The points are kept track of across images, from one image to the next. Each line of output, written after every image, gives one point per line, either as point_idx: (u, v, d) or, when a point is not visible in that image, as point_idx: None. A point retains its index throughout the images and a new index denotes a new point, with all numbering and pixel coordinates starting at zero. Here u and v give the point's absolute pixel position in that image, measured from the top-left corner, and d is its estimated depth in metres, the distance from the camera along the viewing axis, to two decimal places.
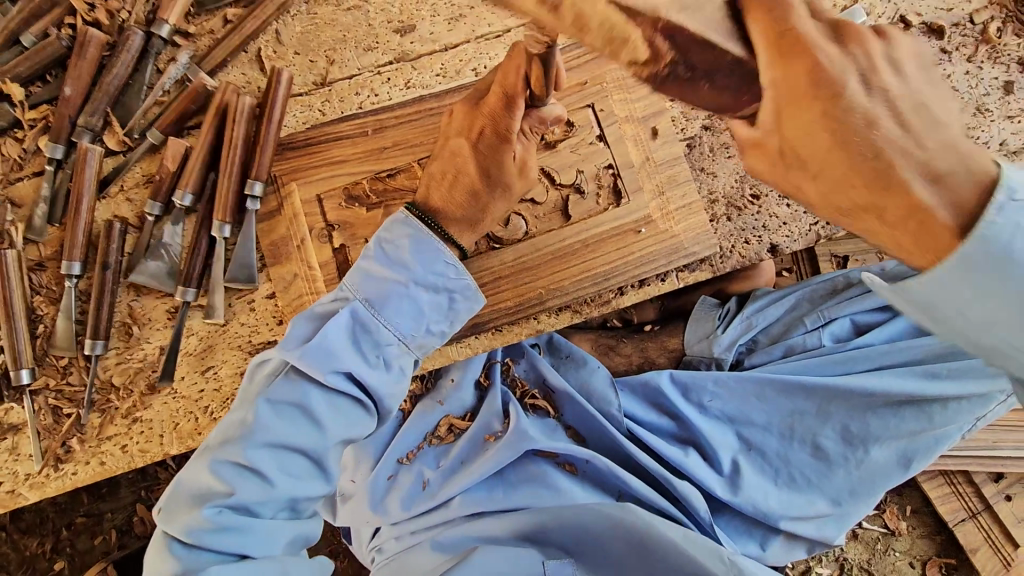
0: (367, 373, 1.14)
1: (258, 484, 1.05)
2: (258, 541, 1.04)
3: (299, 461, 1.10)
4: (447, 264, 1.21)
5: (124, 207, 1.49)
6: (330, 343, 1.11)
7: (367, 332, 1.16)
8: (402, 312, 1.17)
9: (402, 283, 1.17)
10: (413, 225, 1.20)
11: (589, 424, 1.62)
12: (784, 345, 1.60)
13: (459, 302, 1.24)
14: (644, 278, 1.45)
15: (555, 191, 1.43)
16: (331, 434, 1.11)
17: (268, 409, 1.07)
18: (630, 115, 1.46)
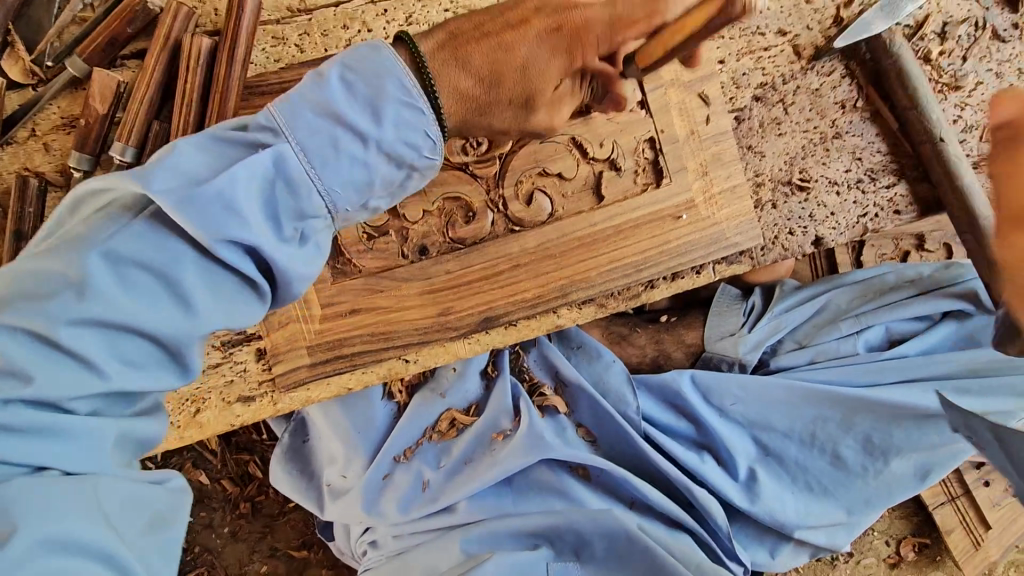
0: (274, 250, 0.75)
1: (76, 372, 0.69)
2: (74, 449, 0.71)
3: (140, 346, 0.72)
4: (425, 135, 0.81)
5: (38, 157, 1.16)
6: (228, 193, 0.71)
7: (290, 190, 0.76)
8: (348, 177, 0.79)
9: (358, 142, 0.78)
10: (393, 66, 0.79)
11: (604, 426, 1.51)
12: (812, 351, 1.54)
13: (413, 181, 0.86)
14: (677, 271, 1.28)
15: (585, 165, 1.22)
16: (204, 318, 0.73)
17: (98, 268, 0.68)
18: (676, 78, 1.24)
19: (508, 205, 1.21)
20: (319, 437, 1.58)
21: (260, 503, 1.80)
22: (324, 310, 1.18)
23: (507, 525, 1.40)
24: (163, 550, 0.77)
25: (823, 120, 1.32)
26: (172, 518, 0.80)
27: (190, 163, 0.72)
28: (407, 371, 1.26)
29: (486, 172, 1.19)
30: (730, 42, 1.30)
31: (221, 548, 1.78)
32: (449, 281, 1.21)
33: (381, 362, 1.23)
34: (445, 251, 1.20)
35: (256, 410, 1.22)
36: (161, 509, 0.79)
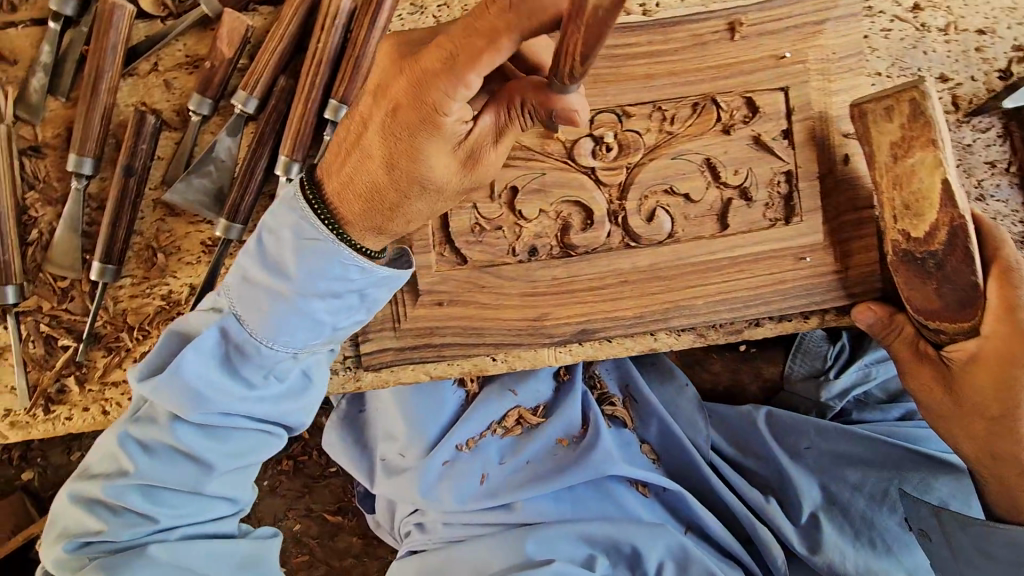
0: (255, 406, 1.01)
1: (188, 467, 1.03)
2: (171, 503, 1.04)
3: (173, 489, 1.04)
4: (346, 265, 0.94)
5: (157, 93, 1.12)
6: (190, 381, 0.96)
7: (239, 353, 0.98)
8: (298, 326, 0.97)
9: (287, 296, 0.94)
10: (297, 215, 0.93)
11: (670, 448, 1.51)
12: (902, 407, 1.54)
13: (372, 295, 1.00)
14: (786, 313, 1.22)
15: (715, 190, 1.16)
16: (216, 464, 1.04)
17: (133, 446, 1.01)
18: (825, 112, 1.16)
19: (627, 216, 1.15)
20: (379, 410, 1.57)
21: (302, 462, 1.82)
22: (421, 295, 1.15)
23: (569, 528, 1.40)
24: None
25: (968, 179, 1.24)
26: (258, 560, 1.12)
27: (191, 368, 0.96)
28: (492, 369, 1.22)
29: (612, 181, 1.14)
30: (886, 79, 1.20)
31: (258, 499, 1.80)
32: (553, 286, 1.16)
33: (468, 357, 1.20)
34: (555, 256, 1.16)
35: (338, 383, 1.21)
36: (250, 554, 1.11)
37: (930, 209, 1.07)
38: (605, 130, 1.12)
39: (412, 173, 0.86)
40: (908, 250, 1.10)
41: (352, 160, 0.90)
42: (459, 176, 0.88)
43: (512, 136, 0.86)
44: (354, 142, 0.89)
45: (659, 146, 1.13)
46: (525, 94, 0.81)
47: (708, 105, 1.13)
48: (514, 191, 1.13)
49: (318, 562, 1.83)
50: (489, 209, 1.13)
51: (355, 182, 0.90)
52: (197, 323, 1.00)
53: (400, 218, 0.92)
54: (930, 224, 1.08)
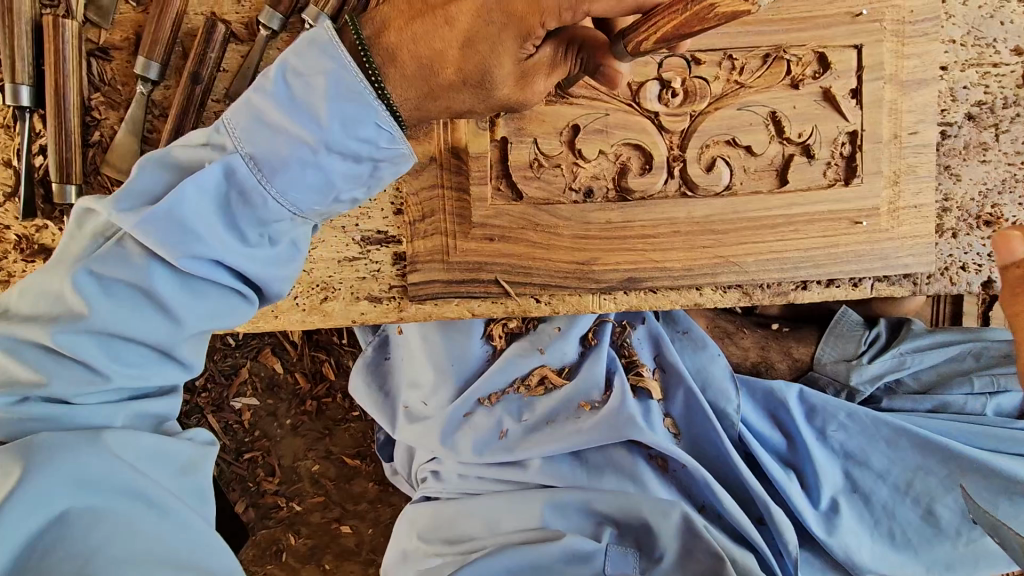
0: (241, 259, 0.84)
1: (158, 318, 0.83)
2: (132, 369, 0.85)
3: (112, 355, 0.83)
4: (377, 129, 0.83)
5: (228, 5, 1.12)
6: (177, 214, 0.79)
7: (243, 199, 0.83)
8: (309, 183, 0.84)
9: (309, 147, 0.81)
10: (334, 56, 0.79)
11: (693, 421, 1.49)
12: (937, 400, 1.50)
13: (384, 171, 0.88)
14: (835, 279, 1.21)
15: (777, 145, 1.14)
16: (187, 326, 0.85)
17: (89, 285, 0.80)
18: (896, 74, 1.15)
19: (687, 164, 1.14)
20: (405, 359, 1.58)
21: (325, 405, 1.83)
22: (473, 228, 1.15)
23: (580, 499, 1.40)
24: (194, 493, 0.92)
25: None
26: (197, 468, 0.93)
27: (190, 201, 0.79)
28: (535, 311, 1.20)
29: (675, 127, 1.13)
30: (960, 49, 1.17)
31: (279, 437, 1.82)
32: (605, 231, 1.16)
33: (513, 296, 1.19)
34: (610, 199, 1.15)
35: (380, 312, 1.20)
36: (192, 460, 0.92)
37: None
38: (673, 75, 1.11)
39: (482, 60, 0.83)
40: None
41: (420, 26, 0.84)
42: (513, 91, 0.88)
43: (560, 75, 0.90)
44: (430, 10, 0.84)
45: (726, 95, 1.12)
46: (584, 36, 0.87)
47: (779, 59, 1.12)
48: (576, 130, 1.12)
49: (333, 504, 1.85)
50: (550, 145, 1.12)
51: (414, 48, 0.84)
52: (190, 154, 0.83)
53: (432, 103, 0.88)
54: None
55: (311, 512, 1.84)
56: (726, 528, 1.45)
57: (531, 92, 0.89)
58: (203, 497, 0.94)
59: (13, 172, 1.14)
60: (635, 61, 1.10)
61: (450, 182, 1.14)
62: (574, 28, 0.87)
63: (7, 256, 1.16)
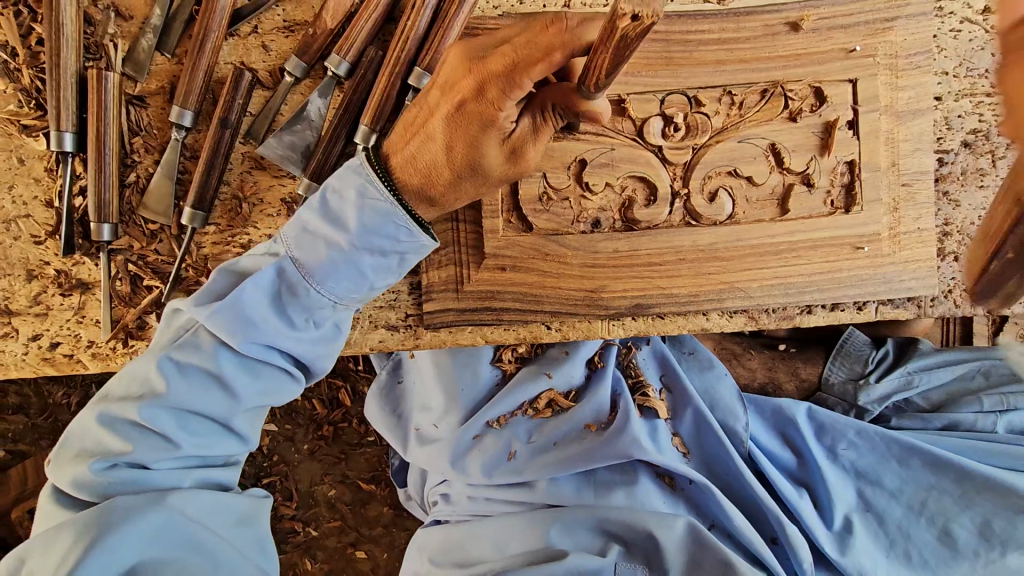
0: (293, 342, 1.02)
1: (220, 395, 1.02)
2: (202, 437, 1.03)
3: (181, 429, 1.01)
4: (397, 227, 0.98)
5: (255, 54, 1.20)
6: (245, 310, 0.98)
7: (292, 293, 1.00)
8: (344, 277, 1.00)
9: (341, 248, 0.98)
10: (361, 175, 0.97)
11: (702, 440, 1.52)
12: (946, 418, 1.50)
13: (410, 260, 1.03)
14: (839, 302, 1.24)
15: (777, 175, 1.18)
16: (243, 400, 1.03)
17: (171, 370, 0.99)
18: (891, 105, 1.19)
19: (690, 197, 1.18)
20: (417, 383, 1.61)
21: (342, 430, 1.86)
22: (485, 259, 1.20)
23: (591, 517, 1.42)
24: (249, 549, 1.09)
25: None
26: (253, 525, 1.10)
27: (251, 300, 0.98)
28: (546, 337, 1.26)
29: (677, 160, 1.18)
30: (953, 80, 1.22)
31: (297, 462, 1.86)
32: (613, 259, 1.20)
33: (525, 323, 1.24)
34: (617, 229, 1.19)
35: (398, 340, 1.25)
36: (246, 517, 1.10)
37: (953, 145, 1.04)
38: (675, 110, 1.17)
39: (466, 157, 0.94)
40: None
41: (414, 143, 0.96)
42: (505, 167, 0.96)
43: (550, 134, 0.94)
44: (417, 131, 0.96)
45: (726, 129, 1.18)
46: (552, 97, 0.89)
47: (777, 94, 1.17)
48: (583, 164, 1.17)
49: (349, 529, 1.87)
50: (558, 179, 1.17)
51: (415, 164, 0.97)
52: (253, 262, 1.02)
53: (443, 200, 1.01)
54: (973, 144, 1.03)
55: (327, 537, 1.87)
56: (739, 547, 1.46)
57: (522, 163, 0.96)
58: (260, 554, 1.11)
59: (53, 213, 1.21)
60: (638, 99, 1.17)
61: (464, 215, 1.19)
62: (543, 93, 0.90)
63: (46, 291, 1.23)
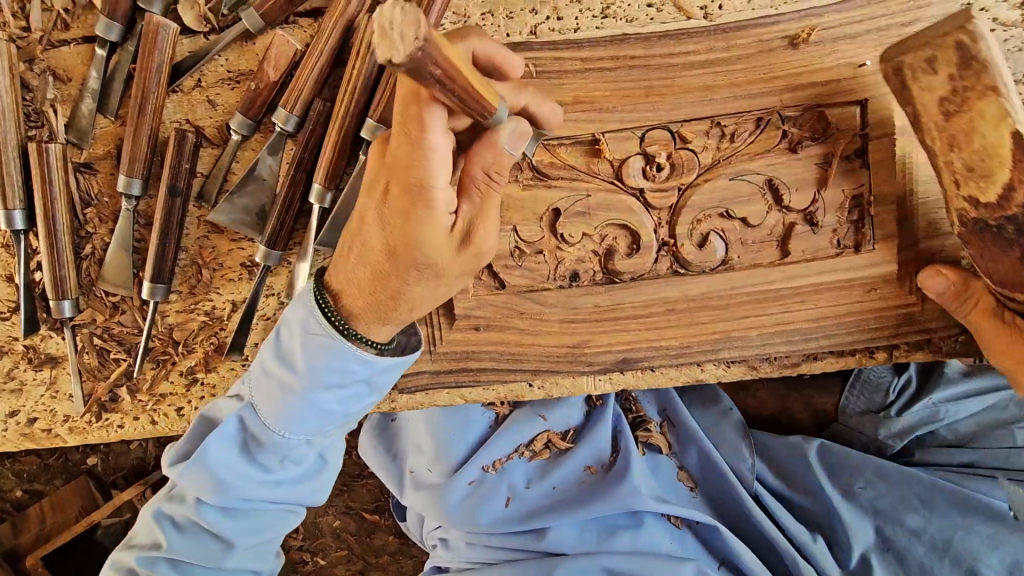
0: (268, 485, 1.03)
1: (213, 540, 1.06)
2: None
3: (209, 539, 1.06)
4: (353, 359, 0.95)
5: (200, 109, 1.11)
6: (213, 470, 1.00)
7: (257, 444, 1.01)
8: (307, 416, 0.97)
9: (295, 389, 0.96)
10: (307, 311, 0.95)
11: (709, 477, 1.44)
12: (972, 453, 1.40)
13: (377, 382, 1.00)
14: (850, 348, 1.13)
15: (778, 213, 1.05)
16: (234, 545, 1.06)
17: (169, 529, 1.06)
18: (909, 126, 1.04)
19: (678, 244, 1.07)
20: (410, 423, 1.57)
21: (342, 462, 1.85)
22: (457, 320, 1.11)
23: (595, 563, 1.37)
24: None
25: None
26: None
27: (217, 460, 1.00)
28: (529, 395, 1.18)
29: (661, 203, 1.06)
30: None
31: None
32: (594, 314, 1.11)
33: (504, 382, 1.16)
34: (597, 281, 1.09)
35: (373, 402, 1.19)
36: None
37: (1001, 168, 0.90)
38: (658, 148, 1.04)
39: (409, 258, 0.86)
40: (982, 220, 0.96)
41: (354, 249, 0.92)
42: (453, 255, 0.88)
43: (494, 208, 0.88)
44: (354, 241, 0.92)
45: (717, 164, 1.05)
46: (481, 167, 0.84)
47: (773, 121, 1.04)
48: (556, 213, 1.07)
49: (356, 558, 1.87)
50: (530, 231, 1.07)
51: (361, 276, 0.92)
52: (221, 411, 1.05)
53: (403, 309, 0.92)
54: (1003, 185, 0.90)
55: (335, 566, 1.88)
56: None
57: (476, 249, 0.88)
58: None
59: (15, 288, 1.18)
60: (614, 137, 1.05)
61: None
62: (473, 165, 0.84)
63: (18, 367, 1.21)
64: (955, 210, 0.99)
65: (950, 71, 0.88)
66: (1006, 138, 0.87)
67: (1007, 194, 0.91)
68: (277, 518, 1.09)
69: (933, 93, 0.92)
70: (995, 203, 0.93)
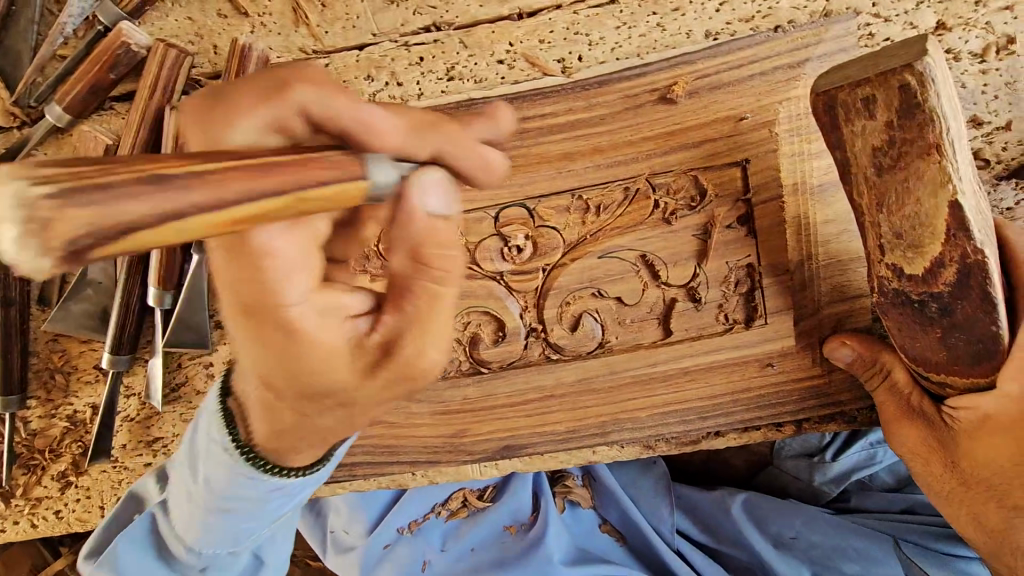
0: None
1: None
2: None
3: None
4: (246, 484, 0.74)
5: None
6: (123, 572, 0.91)
7: (169, 548, 0.92)
8: (216, 527, 0.82)
9: (203, 504, 0.80)
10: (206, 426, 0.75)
11: (631, 529, 1.39)
12: (908, 499, 1.30)
13: (283, 504, 0.80)
14: (754, 424, 1.00)
15: (655, 289, 0.94)
16: None
17: None
18: (803, 183, 0.90)
19: (547, 329, 0.97)
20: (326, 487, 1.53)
21: None
22: None
23: None
24: None
25: None
26: None
27: (128, 568, 0.92)
28: (413, 484, 1.10)
29: (525, 287, 0.96)
30: None
31: None
32: (466, 405, 1.02)
33: (383, 474, 1.09)
34: (465, 372, 1.00)
35: None
36: None
37: (933, 241, 0.73)
38: (515, 228, 0.94)
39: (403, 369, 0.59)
40: (903, 294, 0.79)
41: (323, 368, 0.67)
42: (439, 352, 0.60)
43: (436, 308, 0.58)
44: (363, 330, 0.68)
45: (582, 241, 0.94)
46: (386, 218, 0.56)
47: (643, 190, 0.92)
48: None
49: None
50: None
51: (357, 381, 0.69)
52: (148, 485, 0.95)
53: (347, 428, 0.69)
54: (931, 260, 0.74)
55: None
56: None
57: (399, 368, 0.58)
58: None
59: None
60: (467, 219, 0.95)
61: None
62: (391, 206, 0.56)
63: None
64: (876, 277, 0.81)
65: (887, 117, 0.69)
66: (942, 207, 0.70)
67: (934, 270, 0.74)
68: None
69: (864, 140, 0.72)
70: (921, 278, 0.76)
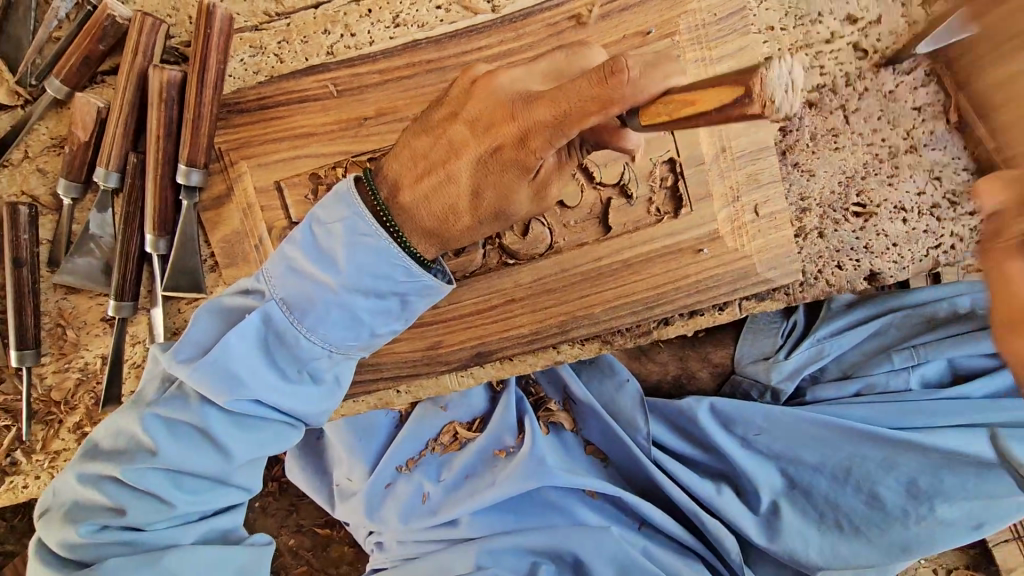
0: (282, 396, 0.99)
1: (211, 455, 0.99)
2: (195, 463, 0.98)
3: (206, 451, 0.99)
4: (392, 265, 0.95)
5: (33, 179, 1.15)
6: (230, 354, 0.95)
7: (277, 339, 0.98)
8: (339, 319, 0.97)
9: (333, 289, 0.95)
10: (352, 207, 0.94)
11: (613, 447, 1.46)
12: (862, 382, 1.41)
13: (412, 302, 1.00)
14: (699, 309, 1.11)
15: (592, 191, 1.09)
16: (235, 459, 1.00)
17: (157, 429, 0.97)
18: (707, 84, 1.04)
19: (502, 236, 1.10)
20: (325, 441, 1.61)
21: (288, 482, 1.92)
22: None
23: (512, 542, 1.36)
24: None
25: (894, 131, 1.07)
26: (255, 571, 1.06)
27: (228, 344, 0.95)
28: (399, 401, 1.21)
29: None
30: (782, 34, 1.05)
31: (252, 521, 1.91)
32: (437, 317, 1.15)
33: (371, 392, 1.20)
34: None
35: None
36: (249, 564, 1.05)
37: None
38: None
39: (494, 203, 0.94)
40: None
41: (428, 183, 0.94)
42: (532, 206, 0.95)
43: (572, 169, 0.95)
44: (433, 167, 0.94)
45: None
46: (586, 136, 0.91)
47: None
48: None
49: None
50: None
51: (429, 206, 0.95)
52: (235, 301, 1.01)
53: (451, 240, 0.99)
54: None
55: None
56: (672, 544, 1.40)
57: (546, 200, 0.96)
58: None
59: None
60: None
61: None
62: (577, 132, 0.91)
63: None
64: None
65: None
66: None
67: None
68: (281, 433, 1.04)
69: None
70: None
